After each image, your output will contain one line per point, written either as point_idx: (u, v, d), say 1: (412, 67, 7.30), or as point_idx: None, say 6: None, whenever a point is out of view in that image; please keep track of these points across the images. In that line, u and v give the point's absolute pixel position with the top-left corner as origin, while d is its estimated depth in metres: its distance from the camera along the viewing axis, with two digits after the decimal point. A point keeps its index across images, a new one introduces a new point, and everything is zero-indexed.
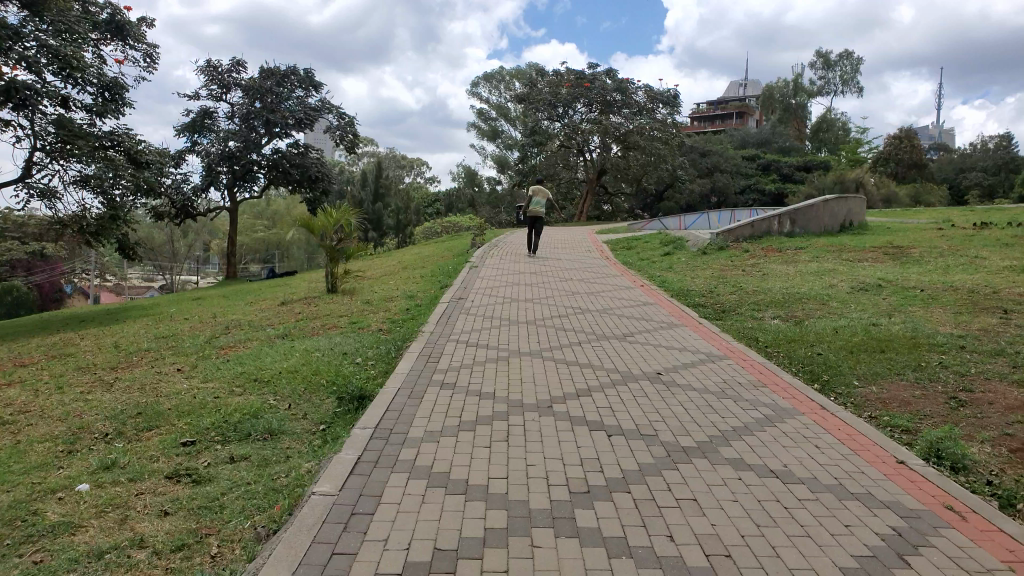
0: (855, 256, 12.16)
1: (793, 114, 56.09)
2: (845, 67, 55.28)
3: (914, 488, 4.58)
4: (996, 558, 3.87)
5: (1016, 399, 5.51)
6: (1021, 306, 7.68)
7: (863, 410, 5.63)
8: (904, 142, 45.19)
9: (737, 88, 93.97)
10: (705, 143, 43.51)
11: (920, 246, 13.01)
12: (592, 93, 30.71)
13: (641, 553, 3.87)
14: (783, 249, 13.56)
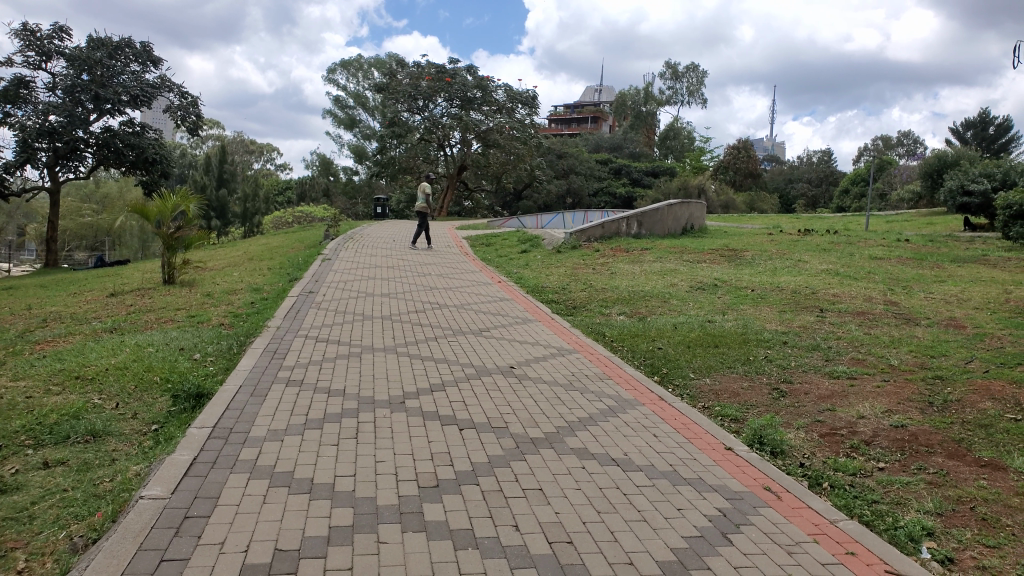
0: (694, 258, 13.00)
1: (644, 121, 59.16)
2: (691, 80, 58.84)
3: (738, 472, 4.97)
4: (804, 532, 4.31)
5: (827, 389, 6.13)
6: (835, 306, 8.52)
7: (698, 400, 6.02)
8: (742, 152, 49.04)
9: (594, 94, 97.99)
10: (562, 144, 44.76)
11: (752, 250, 14.13)
12: (452, 88, 30.54)
13: (488, 544, 3.94)
14: (630, 249, 14.23)
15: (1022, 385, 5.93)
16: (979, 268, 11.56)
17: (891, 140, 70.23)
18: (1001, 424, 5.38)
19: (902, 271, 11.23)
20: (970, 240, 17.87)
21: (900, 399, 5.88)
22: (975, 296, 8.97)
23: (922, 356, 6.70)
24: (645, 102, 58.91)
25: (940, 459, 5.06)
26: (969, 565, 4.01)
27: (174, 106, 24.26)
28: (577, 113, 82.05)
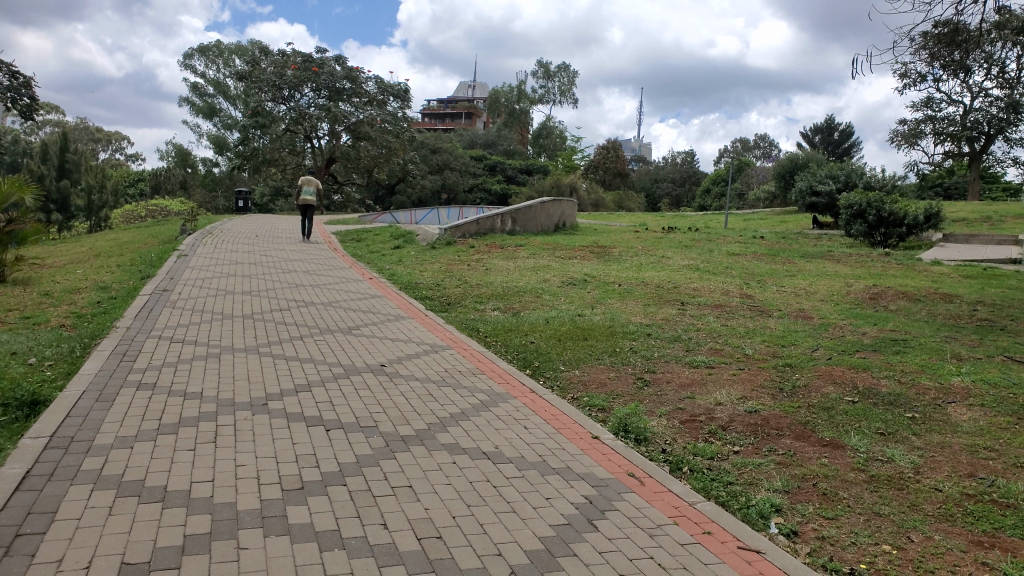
0: (565, 254, 13.35)
1: (517, 119, 60.29)
2: (562, 80, 60.35)
3: (604, 460, 5.15)
4: (665, 515, 4.53)
5: (687, 377, 6.48)
6: (696, 299, 9.01)
7: (568, 391, 6.19)
8: (611, 152, 51.74)
9: (467, 90, 98.76)
10: (435, 139, 44.59)
11: (620, 246, 14.67)
12: (320, 79, 30.00)
13: (355, 543, 3.88)
14: (504, 245, 14.47)
15: (859, 370, 6.54)
16: (823, 263, 12.55)
17: (747, 143, 75.46)
18: (841, 407, 5.89)
19: (756, 265, 12.04)
20: (817, 237, 19.44)
21: (753, 385, 6.29)
22: (820, 289, 9.76)
23: (773, 345, 7.20)
24: (517, 100, 60.02)
25: (788, 441, 5.45)
26: (811, 536, 4.38)
27: (1, 86, 19.14)
28: (450, 109, 82.44)
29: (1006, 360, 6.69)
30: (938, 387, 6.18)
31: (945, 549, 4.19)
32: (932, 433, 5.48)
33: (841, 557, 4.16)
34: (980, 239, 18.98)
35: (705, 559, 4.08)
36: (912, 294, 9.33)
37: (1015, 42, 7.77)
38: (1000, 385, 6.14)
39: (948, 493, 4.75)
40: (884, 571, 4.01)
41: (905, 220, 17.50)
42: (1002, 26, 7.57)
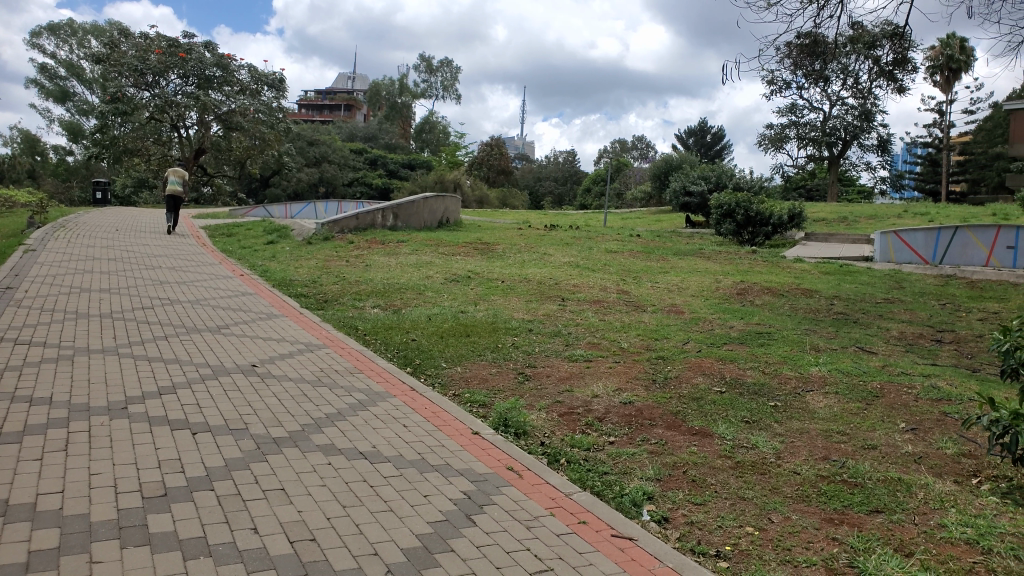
0: (448, 250, 13.36)
1: (399, 113, 60.01)
2: (445, 75, 60.46)
3: (484, 455, 5.20)
4: (542, 507, 4.64)
5: (567, 370, 6.65)
6: (575, 295, 9.25)
7: (449, 388, 6.21)
8: (494, 150, 54.02)
9: (347, 82, 97.30)
10: (312, 132, 43.67)
11: (503, 243, 14.82)
12: (187, 65, 28.63)
13: (223, 549, 3.74)
14: (385, 241, 14.34)
15: (726, 362, 6.91)
16: (695, 260, 13.19)
17: (626, 145, 78.97)
18: (709, 396, 6.21)
19: (633, 262, 12.51)
20: (690, 236, 20.37)
21: (629, 377, 6.54)
22: (692, 285, 10.25)
23: (647, 339, 7.50)
24: (399, 94, 59.82)
25: (660, 430, 5.69)
26: (680, 522, 4.60)
27: None
28: (329, 101, 80.86)
29: (858, 351, 7.27)
30: (798, 376, 6.64)
31: (801, 527, 4.52)
32: (792, 420, 5.86)
33: (708, 541, 4.40)
34: (838, 237, 20.56)
35: (579, 548, 4.20)
36: (776, 290, 9.95)
37: (867, 56, 8.34)
38: (852, 373, 6.67)
39: (805, 475, 5.11)
40: (746, 551, 4.27)
41: (771, 219, 18.67)
42: (856, 40, 8.14)
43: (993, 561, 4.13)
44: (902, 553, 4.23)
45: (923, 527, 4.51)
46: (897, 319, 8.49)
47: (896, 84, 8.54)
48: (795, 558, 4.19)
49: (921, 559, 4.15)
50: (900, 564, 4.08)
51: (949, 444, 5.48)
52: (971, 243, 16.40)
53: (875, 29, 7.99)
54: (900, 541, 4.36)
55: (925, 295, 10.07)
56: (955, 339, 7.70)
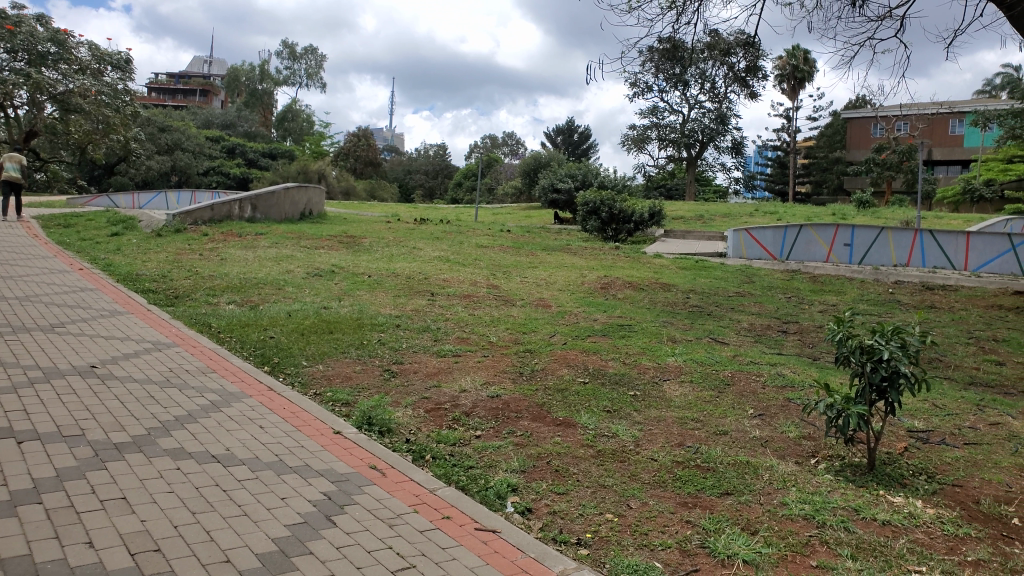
0: (312, 244, 13.03)
1: (259, 101, 57.87)
2: (310, 62, 58.51)
3: (346, 454, 5.09)
4: (405, 504, 4.59)
5: (434, 366, 6.64)
6: (444, 290, 9.26)
7: (309, 387, 6.04)
8: (360, 141, 55.90)
9: (201, 66, 92.68)
10: (163, 117, 40.86)
11: (370, 237, 14.63)
12: (17, 40, 26.23)
13: (51, 567, 3.44)
14: (242, 234, 13.76)
15: (590, 353, 7.14)
16: (562, 255, 13.57)
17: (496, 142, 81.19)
18: (573, 387, 6.39)
19: (503, 257, 12.68)
20: (558, 232, 20.94)
21: (496, 371, 6.61)
22: (559, 279, 10.53)
23: (515, 333, 7.62)
24: (259, 80, 57.11)
25: (526, 422, 5.78)
26: (543, 512, 4.70)
27: None
28: (183, 85, 76.78)
29: (712, 341, 7.70)
30: (657, 366, 6.95)
31: (657, 512, 4.72)
32: (650, 408, 6.12)
33: (569, 529, 4.51)
34: (694, 234, 21.83)
35: (443, 544, 4.18)
36: (636, 284, 10.42)
37: (723, 63, 8.78)
38: (705, 363, 7.06)
39: (662, 462, 5.35)
40: (606, 538, 4.42)
41: (633, 217, 19.49)
42: (713, 47, 8.59)
43: (826, 534, 4.50)
44: (748, 532, 4.52)
45: (767, 506, 4.84)
46: (747, 311, 9.09)
47: (748, 89, 9.12)
48: (652, 542, 4.37)
49: (765, 536, 4.45)
50: (746, 543, 4.36)
51: (792, 428, 5.90)
52: (814, 240, 17.79)
53: (730, 37, 8.44)
54: (747, 520, 4.65)
55: (772, 289, 10.83)
56: (798, 330, 8.30)
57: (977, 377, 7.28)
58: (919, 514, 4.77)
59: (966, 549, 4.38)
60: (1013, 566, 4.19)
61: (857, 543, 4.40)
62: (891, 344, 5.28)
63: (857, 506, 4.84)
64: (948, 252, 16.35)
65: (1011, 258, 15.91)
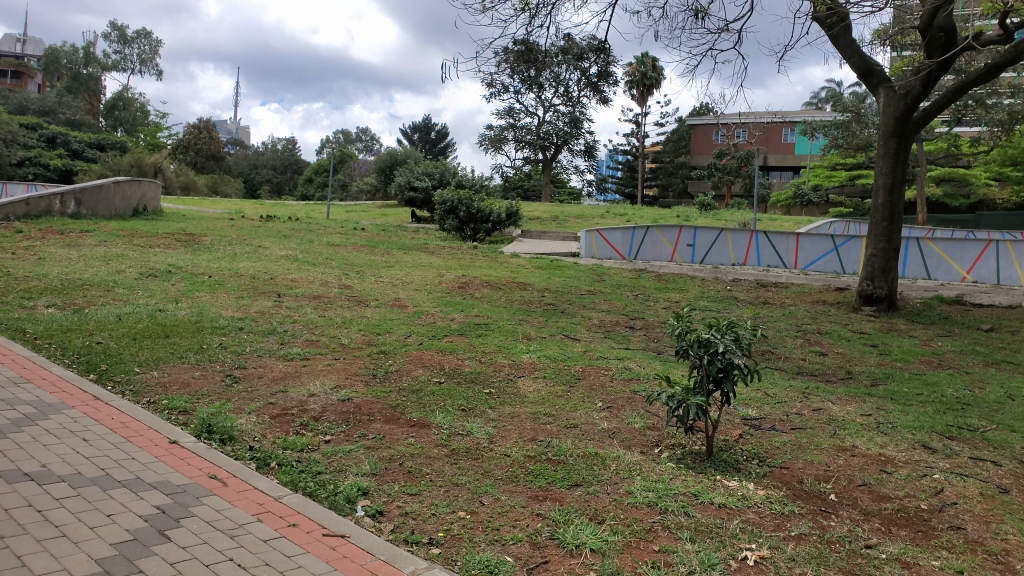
0: (146, 242, 12.29)
1: (83, 86, 53.57)
2: (143, 47, 54.79)
3: (183, 464, 4.82)
4: (248, 514, 4.38)
5: (280, 370, 6.45)
6: (293, 291, 9.08)
7: (142, 395, 5.68)
8: (202, 134, 53.04)
9: (13, 45, 84.72)
10: None
11: (212, 235, 14.01)
12: None
13: None
14: (65, 231, 12.74)
15: (446, 353, 7.20)
16: (418, 254, 13.64)
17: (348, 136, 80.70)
18: (428, 387, 6.39)
19: (356, 257, 12.53)
20: (415, 231, 20.80)
21: (348, 374, 6.51)
22: (415, 279, 10.60)
23: (369, 334, 7.59)
24: (83, 64, 53.19)
25: (378, 425, 5.70)
26: (394, 514, 4.64)
27: None
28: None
29: (564, 338, 7.97)
30: (511, 363, 7.08)
31: (509, 507, 4.80)
32: (504, 405, 6.22)
33: (421, 530, 4.48)
34: (550, 235, 22.57)
35: (288, 551, 4.02)
36: (494, 283, 10.73)
37: (576, 67, 9.10)
38: (558, 358, 7.27)
39: (514, 457, 5.43)
40: (458, 536, 4.43)
41: (490, 217, 19.82)
42: (566, 51, 8.86)
43: (667, 519, 4.73)
44: (595, 521, 4.68)
45: (614, 496, 5.03)
46: (598, 309, 9.47)
47: (599, 95, 9.44)
48: (503, 537, 4.43)
49: (611, 525, 4.63)
50: (593, 532, 4.52)
51: (637, 419, 6.18)
52: (659, 240, 18.85)
53: (583, 42, 8.77)
54: (595, 510, 4.82)
55: (621, 287, 11.34)
56: (643, 325, 8.75)
57: (803, 366, 7.95)
58: (751, 496, 5.12)
59: (790, 525, 4.75)
60: (829, 537, 4.60)
61: (695, 526, 4.67)
62: (725, 338, 5.58)
63: (696, 491, 5.13)
64: (780, 252, 17.64)
65: (834, 258, 17.27)
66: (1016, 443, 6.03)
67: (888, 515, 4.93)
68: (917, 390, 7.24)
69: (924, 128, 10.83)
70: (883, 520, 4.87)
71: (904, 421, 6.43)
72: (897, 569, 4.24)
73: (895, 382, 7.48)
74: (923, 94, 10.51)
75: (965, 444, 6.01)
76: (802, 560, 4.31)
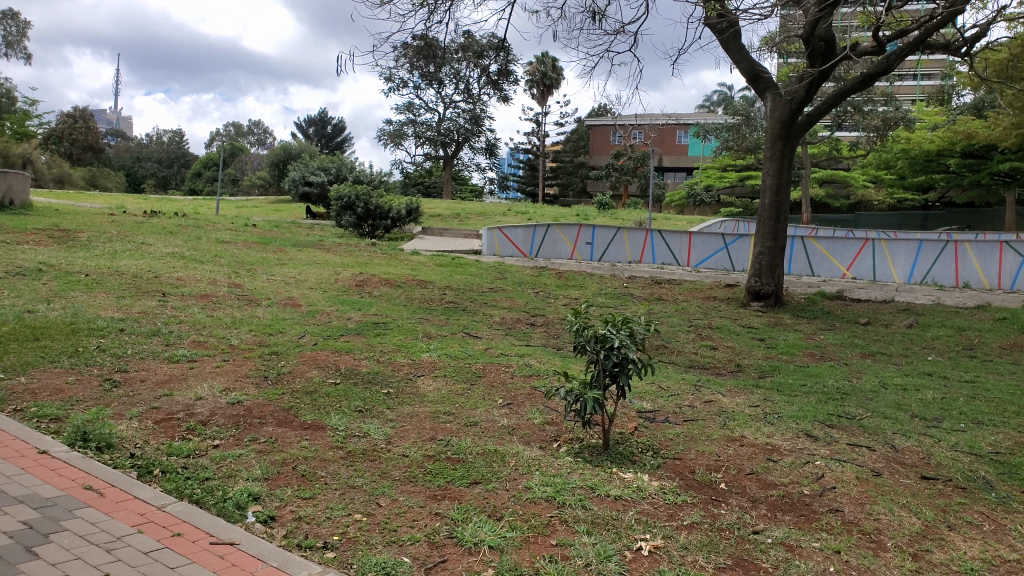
0: (12, 238, 11.52)
1: None
2: (10, 28, 51.09)
3: (53, 476, 4.53)
4: (128, 525, 4.14)
5: (165, 373, 6.17)
6: (179, 290, 8.72)
7: (7, 403, 5.30)
8: (78, 124, 50.14)
9: None
10: None
11: (89, 231, 13.28)
12: None
13: None
14: None
15: (342, 353, 7.09)
16: (313, 252, 13.41)
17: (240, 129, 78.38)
18: (324, 389, 6.25)
19: (248, 254, 12.13)
20: (310, 228, 20.35)
21: (237, 376, 6.30)
22: (310, 278, 10.42)
23: (260, 335, 7.40)
24: None
25: (270, 428, 5.53)
26: (287, 519, 4.49)
27: None
28: None
29: (465, 336, 7.99)
30: (410, 363, 7.03)
31: (407, 507, 4.73)
32: (403, 405, 6.15)
33: (315, 534, 4.36)
34: (451, 232, 22.62)
35: (171, 562, 3.82)
36: (393, 281, 10.66)
37: (476, 65, 9.16)
38: (459, 356, 7.29)
39: (413, 457, 5.37)
40: (353, 539, 4.33)
41: (390, 213, 19.83)
42: (466, 49, 8.92)
43: (565, 513, 4.80)
44: (494, 518, 4.69)
45: (513, 492, 5.05)
46: (499, 307, 9.57)
47: (501, 93, 9.57)
48: (400, 538, 4.37)
49: (510, 521, 4.65)
50: (491, 529, 4.52)
51: (536, 415, 6.25)
52: (559, 239, 19.25)
53: (483, 40, 8.87)
54: (493, 508, 4.82)
55: (522, 285, 11.48)
56: (543, 322, 8.91)
57: (695, 360, 8.27)
58: (646, 487, 5.25)
59: (682, 515, 4.90)
60: (720, 525, 4.77)
61: (592, 519, 4.74)
62: (620, 333, 5.71)
63: (593, 484, 5.22)
64: (673, 250, 18.22)
65: (724, 256, 17.87)
66: (888, 428, 6.47)
67: (773, 501, 5.17)
68: (801, 381, 7.65)
69: (808, 132, 11.43)
70: (770, 506, 5.10)
71: (789, 411, 6.77)
72: (782, 552, 4.45)
73: (781, 374, 7.88)
74: (805, 100, 11.09)
75: (843, 431, 6.38)
76: (694, 547, 4.46)
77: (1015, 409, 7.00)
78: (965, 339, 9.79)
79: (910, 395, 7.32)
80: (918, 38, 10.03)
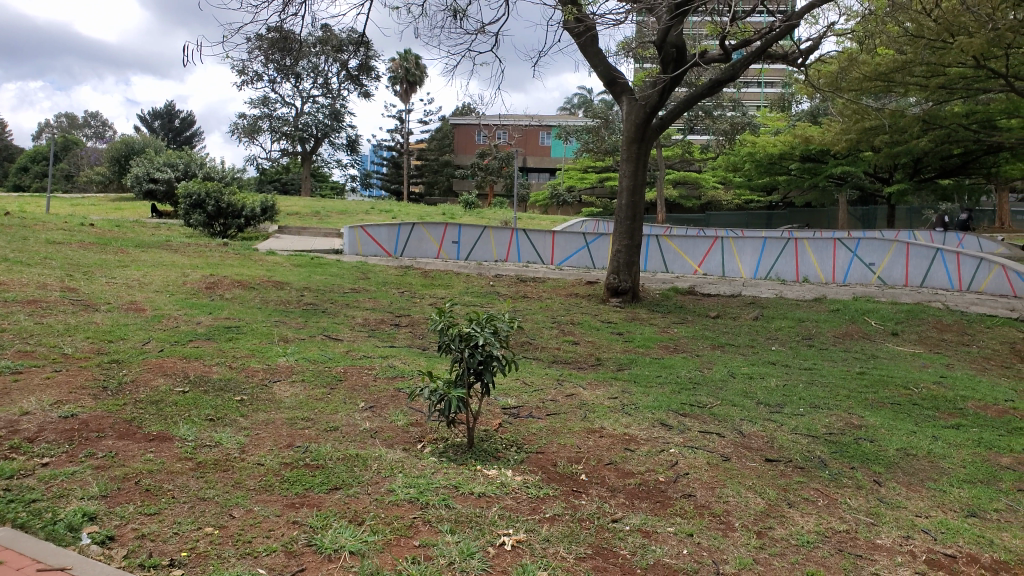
0: None
1: None
2: None
3: None
4: None
5: None
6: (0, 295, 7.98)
7: None
8: None
9: None
10: None
11: None
12: None
13: None
14: None
15: (191, 360, 6.74)
16: (157, 252, 12.68)
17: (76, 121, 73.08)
18: (170, 398, 5.91)
19: (83, 256, 11.26)
20: (156, 227, 19.17)
21: (71, 388, 5.85)
22: (155, 280, 9.85)
23: (98, 342, 6.90)
24: None
25: (110, 442, 5.17)
26: (129, 538, 4.18)
27: None
28: None
29: (325, 339, 7.80)
30: (265, 368, 6.79)
31: (262, 517, 4.54)
32: (257, 412, 5.93)
33: (161, 551, 4.09)
34: (310, 230, 22.10)
35: None
36: (247, 282, 10.26)
37: (335, 60, 8.96)
38: (317, 361, 7.10)
39: (269, 465, 5.18)
40: (203, 553, 4.10)
41: (243, 212, 19.15)
42: (324, 42, 8.66)
43: (428, 513, 4.78)
44: (355, 523, 4.58)
45: (375, 495, 4.97)
46: (362, 307, 9.43)
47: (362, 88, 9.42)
48: (255, 549, 4.18)
49: (372, 525, 4.56)
50: (353, 534, 4.42)
51: (400, 416, 6.21)
52: (425, 238, 19.17)
53: (342, 35, 8.64)
54: (354, 512, 4.72)
55: (386, 285, 11.35)
56: (408, 322, 8.88)
57: (557, 355, 8.48)
58: (509, 482, 5.33)
59: (544, 507, 5.00)
60: (580, 515, 4.90)
61: (456, 517, 4.75)
62: (484, 331, 5.72)
63: (457, 483, 5.23)
64: (538, 249, 18.70)
65: (585, 254, 18.38)
66: (737, 415, 6.89)
67: (631, 489, 5.37)
68: (656, 372, 8.02)
69: (661, 134, 11.98)
70: (628, 494, 5.30)
71: (645, 402, 7.08)
72: (639, 538, 4.63)
73: (638, 366, 8.23)
74: (659, 104, 11.60)
75: (696, 419, 6.74)
76: (555, 539, 4.56)
77: (847, 393, 7.67)
78: (806, 329, 10.62)
79: (756, 383, 7.84)
80: (759, 47, 10.72)
